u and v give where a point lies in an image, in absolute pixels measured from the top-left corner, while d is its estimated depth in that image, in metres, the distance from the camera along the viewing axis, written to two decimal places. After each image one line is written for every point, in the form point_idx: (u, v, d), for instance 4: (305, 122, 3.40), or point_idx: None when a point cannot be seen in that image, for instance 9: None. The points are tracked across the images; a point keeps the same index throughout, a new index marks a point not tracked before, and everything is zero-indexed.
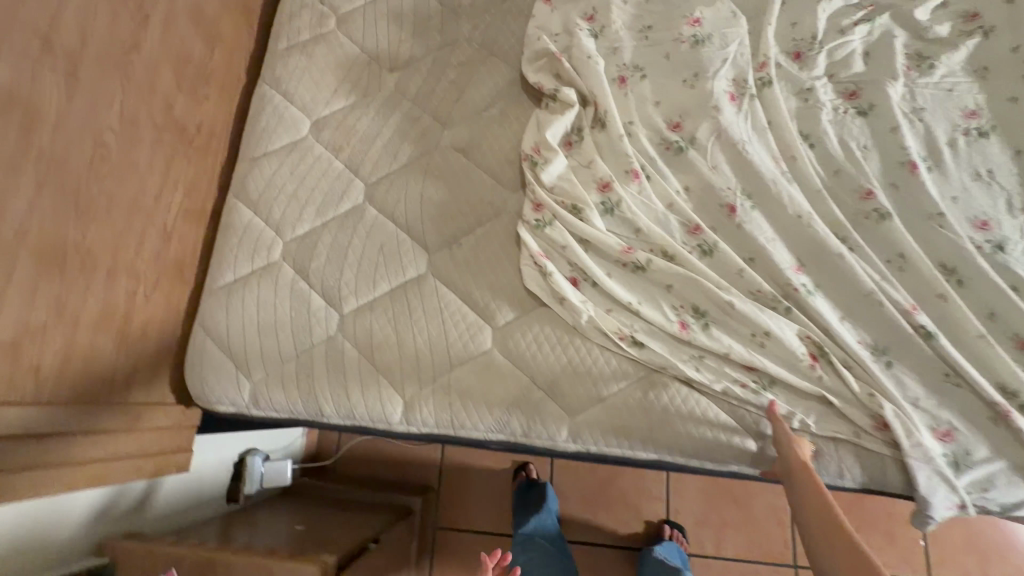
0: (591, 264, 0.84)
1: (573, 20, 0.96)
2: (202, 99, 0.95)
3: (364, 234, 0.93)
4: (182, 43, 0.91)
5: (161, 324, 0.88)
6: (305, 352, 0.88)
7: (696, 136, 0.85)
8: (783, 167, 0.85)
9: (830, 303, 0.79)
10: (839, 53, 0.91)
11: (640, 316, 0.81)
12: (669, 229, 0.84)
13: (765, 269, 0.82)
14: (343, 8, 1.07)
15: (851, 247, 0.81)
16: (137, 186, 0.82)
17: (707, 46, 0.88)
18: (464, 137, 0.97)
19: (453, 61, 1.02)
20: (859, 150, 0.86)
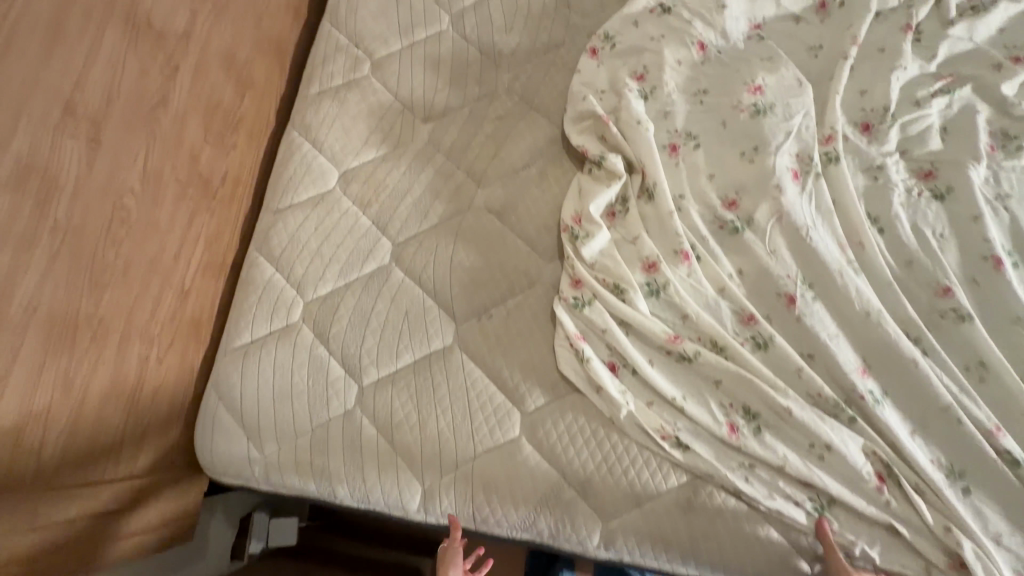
0: (632, 350, 0.78)
1: (622, 78, 0.90)
2: (229, 148, 0.90)
3: (389, 298, 0.88)
4: (212, 91, 0.87)
5: (174, 389, 0.84)
6: (321, 427, 0.83)
7: (755, 217, 0.78)
8: (850, 255, 0.77)
9: (900, 414, 0.72)
10: (914, 127, 0.83)
11: (686, 414, 0.74)
12: (720, 317, 0.77)
13: (826, 370, 0.74)
14: (379, 52, 1.03)
15: (925, 350, 0.73)
16: (157, 246, 0.78)
17: (768, 116, 0.81)
18: (498, 198, 0.91)
19: (491, 114, 0.97)
20: (935, 239, 0.78)
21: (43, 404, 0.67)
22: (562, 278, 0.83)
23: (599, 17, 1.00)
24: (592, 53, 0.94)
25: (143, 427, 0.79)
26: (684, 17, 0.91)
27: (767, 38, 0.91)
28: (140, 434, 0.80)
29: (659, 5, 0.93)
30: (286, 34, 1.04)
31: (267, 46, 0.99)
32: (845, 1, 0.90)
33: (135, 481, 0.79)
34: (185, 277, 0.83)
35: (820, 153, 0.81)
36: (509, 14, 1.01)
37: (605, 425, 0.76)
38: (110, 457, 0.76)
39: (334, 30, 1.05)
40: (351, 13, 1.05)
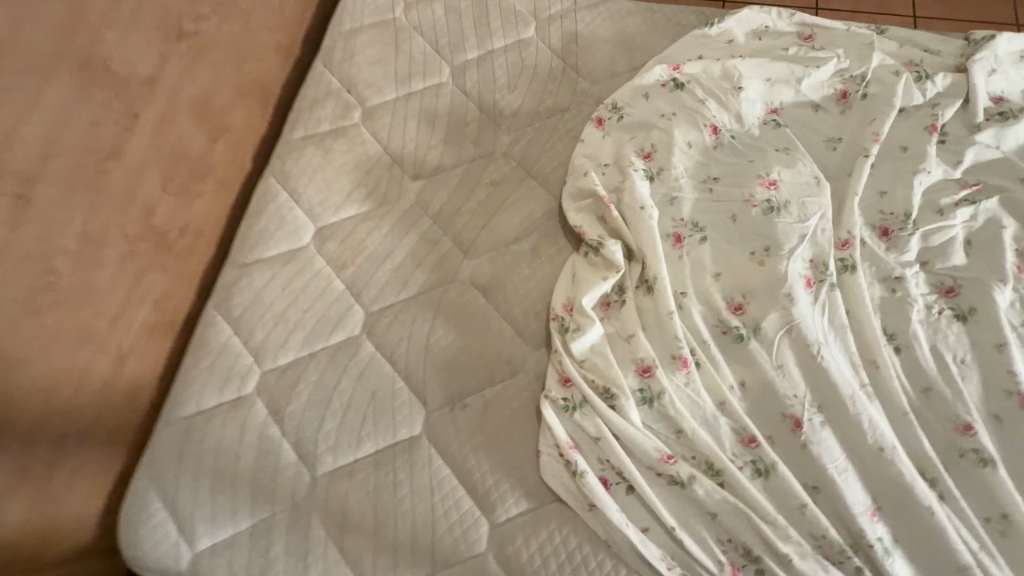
0: (623, 467, 0.69)
1: (627, 155, 0.84)
2: (191, 198, 0.90)
3: (355, 376, 0.80)
4: (177, 142, 0.87)
5: (103, 457, 0.79)
6: (263, 521, 0.73)
7: (762, 326, 0.71)
8: (863, 376, 0.70)
9: (912, 566, 0.64)
10: (936, 238, 0.77)
11: (681, 547, 0.66)
12: (719, 437, 0.69)
13: (831, 506, 0.67)
14: (372, 100, 0.97)
15: (942, 494, 0.66)
16: (91, 310, 0.76)
17: (782, 215, 0.75)
18: (486, 273, 0.84)
19: (485, 178, 0.90)
20: (955, 365, 0.71)
21: None
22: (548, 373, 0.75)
23: (608, 84, 0.94)
24: (598, 123, 0.89)
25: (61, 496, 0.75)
26: (697, 95, 0.86)
27: (783, 125, 0.85)
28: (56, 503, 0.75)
29: (672, 80, 0.88)
30: (273, 79, 1.06)
31: (247, 90, 1.00)
32: (868, 94, 0.85)
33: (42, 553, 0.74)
34: (124, 339, 0.81)
35: (835, 259, 0.75)
36: (513, 73, 0.96)
37: (584, 550, 0.67)
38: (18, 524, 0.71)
39: (327, 72, 0.99)
40: (347, 56, 1.00)
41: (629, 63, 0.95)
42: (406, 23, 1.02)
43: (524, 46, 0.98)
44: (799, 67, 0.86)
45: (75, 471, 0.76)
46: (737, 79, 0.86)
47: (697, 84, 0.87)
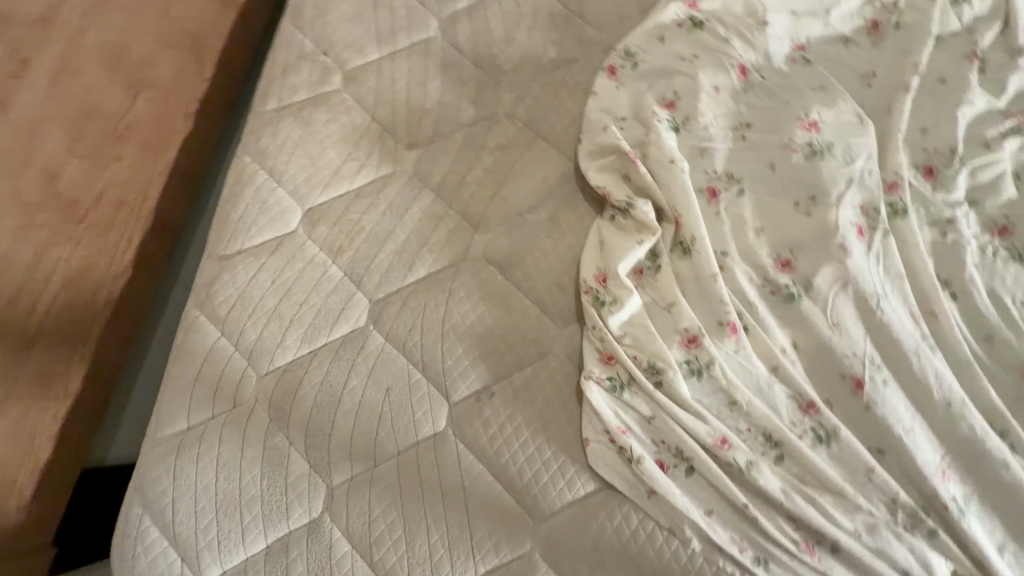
0: (675, 449, 0.63)
1: (649, 105, 0.75)
2: (107, 162, 0.76)
3: (367, 372, 0.71)
4: (84, 96, 0.76)
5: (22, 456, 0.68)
6: (278, 541, 0.65)
7: (814, 282, 0.65)
8: (924, 329, 0.65)
9: (989, 525, 0.60)
10: (984, 174, 0.72)
11: (751, 530, 0.60)
12: (777, 407, 0.63)
13: (901, 469, 0.61)
14: (353, 63, 0.85)
15: (1013, 445, 0.62)
16: None
17: (826, 158, 0.69)
18: (502, 248, 0.75)
19: (490, 142, 0.81)
20: (1016, 308, 0.66)
21: None
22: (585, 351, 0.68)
23: (618, 30, 0.85)
24: (611, 72, 0.79)
25: None
26: (719, 33, 0.78)
27: (813, 62, 0.78)
28: None
29: (690, 19, 0.79)
30: (221, 21, 0.89)
31: (177, 41, 0.83)
32: (901, 22, 0.79)
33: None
34: (34, 320, 0.70)
35: (885, 204, 0.69)
36: (510, 22, 0.86)
37: (642, 540, 0.61)
38: None
39: (298, 34, 0.88)
40: (318, 14, 0.88)
41: (637, 6, 0.86)
42: None
43: None
44: None
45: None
46: (762, 13, 0.78)
47: (718, 22, 0.78)
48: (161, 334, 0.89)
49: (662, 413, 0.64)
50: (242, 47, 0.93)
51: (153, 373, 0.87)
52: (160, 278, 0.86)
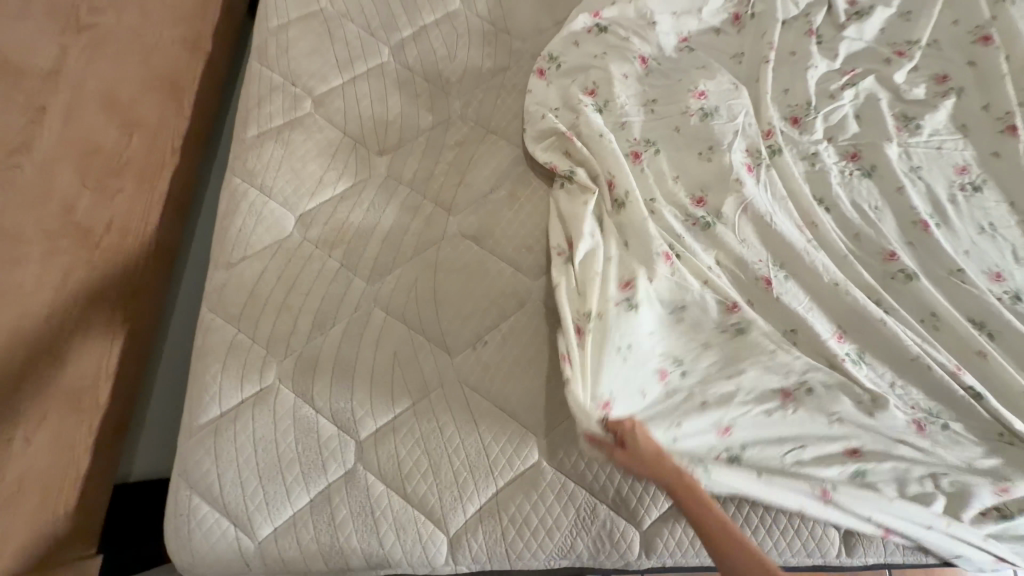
0: (624, 371, 0.76)
1: (575, 95, 0.92)
2: (114, 194, 0.81)
3: (374, 342, 0.82)
4: (90, 132, 0.76)
5: (56, 467, 0.73)
6: (320, 493, 0.74)
7: (723, 212, 0.83)
8: (803, 233, 0.84)
9: (879, 369, 0.79)
10: (833, 117, 0.94)
11: (685, 424, 0.75)
12: (699, 319, 0.80)
13: (807, 342, 0.79)
14: (319, 88, 0.98)
15: (887, 309, 0.80)
16: (20, 309, 0.67)
17: (716, 118, 0.88)
18: (473, 224, 0.89)
19: (449, 141, 0.96)
20: (872, 211, 0.87)
21: None
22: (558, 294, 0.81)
23: (540, 39, 1.03)
24: (541, 75, 0.97)
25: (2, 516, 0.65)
26: (619, 35, 0.97)
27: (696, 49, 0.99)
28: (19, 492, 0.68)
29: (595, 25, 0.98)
30: (189, 66, 0.96)
31: (158, 84, 0.89)
32: (754, 13, 1.00)
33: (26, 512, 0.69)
34: (61, 341, 0.73)
35: (765, 147, 0.89)
36: (450, 42, 1.02)
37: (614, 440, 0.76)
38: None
39: (266, 69, 1.00)
40: (282, 52, 1.00)
41: (552, 18, 1.05)
42: (333, 11, 1.04)
43: (454, 17, 1.04)
44: None
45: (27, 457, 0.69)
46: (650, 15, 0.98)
47: (617, 25, 0.98)
48: (169, 349, 0.95)
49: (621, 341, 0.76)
50: (210, 86, 1.03)
51: (165, 386, 0.94)
52: (162, 296, 0.93)
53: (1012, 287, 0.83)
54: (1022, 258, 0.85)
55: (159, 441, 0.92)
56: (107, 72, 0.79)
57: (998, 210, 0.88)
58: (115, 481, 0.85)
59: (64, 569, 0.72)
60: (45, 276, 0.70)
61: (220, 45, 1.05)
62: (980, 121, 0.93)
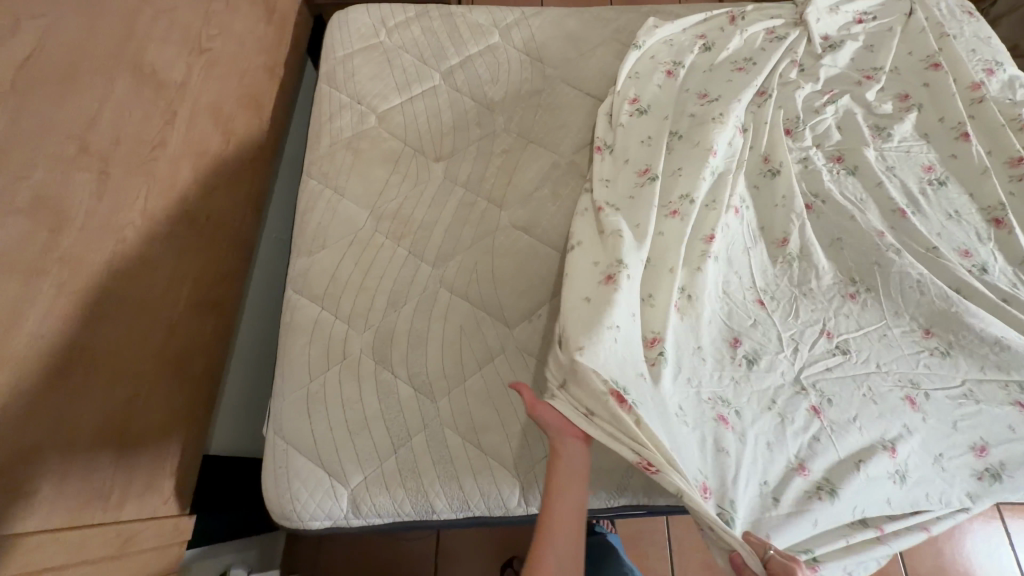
0: (664, 428, 0.73)
1: (630, 178, 1.00)
2: (215, 190, 0.92)
3: (442, 315, 0.93)
4: (202, 138, 0.88)
5: (163, 429, 0.79)
6: (403, 445, 0.83)
7: (725, 254, 0.95)
8: (756, 278, 0.96)
9: (863, 356, 0.89)
10: (819, 128, 1.12)
11: (768, 475, 0.75)
12: (718, 363, 0.84)
13: (805, 343, 0.89)
14: (382, 106, 1.13)
15: (871, 289, 0.96)
16: (151, 278, 0.76)
17: (727, 175, 1.01)
18: (523, 217, 1.03)
19: (496, 150, 1.11)
20: (859, 202, 1.04)
21: (75, 422, 0.64)
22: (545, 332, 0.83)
23: (568, 66, 1.21)
24: (597, 152, 1.06)
25: (124, 462, 0.72)
26: (654, 83, 1.14)
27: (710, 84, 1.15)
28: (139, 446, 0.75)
29: (635, 107, 1.11)
30: (266, 89, 1.11)
31: (247, 102, 1.03)
32: (755, 61, 1.17)
33: (139, 462, 0.74)
34: (177, 313, 0.82)
35: (766, 170, 1.06)
36: (492, 69, 1.19)
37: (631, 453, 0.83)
38: (111, 467, 0.70)
39: (333, 91, 1.14)
40: (348, 77, 1.16)
41: (576, 50, 1.23)
42: (391, 44, 1.21)
43: (495, 49, 1.22)
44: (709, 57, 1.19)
45: (147, 415, 0.76)
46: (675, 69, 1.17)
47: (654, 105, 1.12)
48: (244, 333, 1.05)
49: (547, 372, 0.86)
50: (280, 107, 1.17)
51: (240, 367, 1.02)
52: (243, 285, 1.03)
53: (978, 261, 0.99)
54: (984, 238, 1.01)
55: (236, 417, 1.00)
56: (215, 89, 0.92)
57: (960, 200, 1.05)
58: (207, 448, 0.92)
59: (159, 521, 0.77)
60: (169, 255, 0.80)
61: (286, 74, 1.20)
62: (937, 130, 1.12)
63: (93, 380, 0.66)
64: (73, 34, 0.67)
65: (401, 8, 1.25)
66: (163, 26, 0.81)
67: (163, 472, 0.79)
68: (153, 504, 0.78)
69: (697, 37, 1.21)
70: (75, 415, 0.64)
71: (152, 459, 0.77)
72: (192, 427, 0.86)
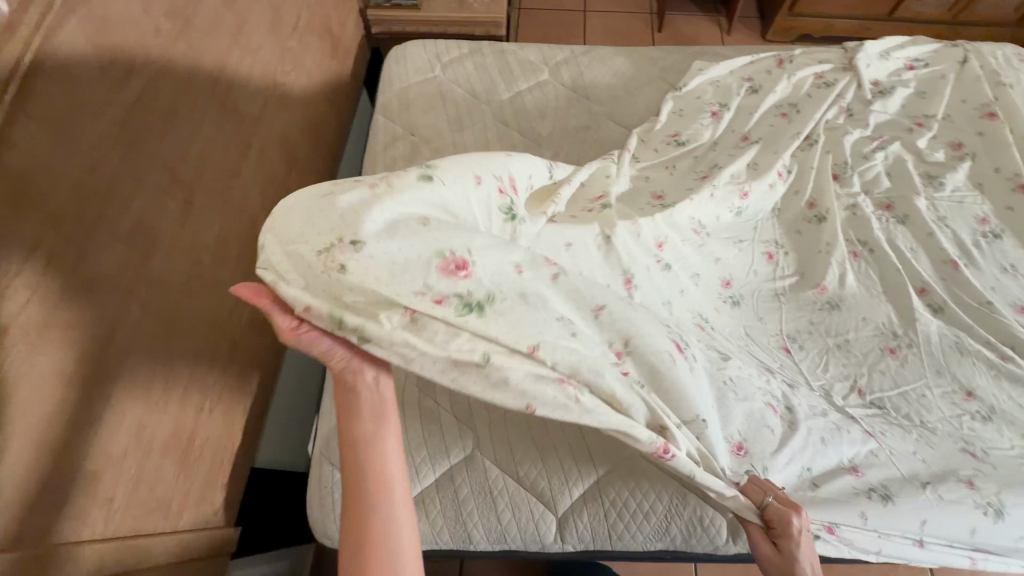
0: (680, 399, 0.67)
1: (642, 200, 0.97)
2: (278, 214, 0.97)
3: None
4: (270, 166, 0.94)
5: (219, 442, 0.83)
6: (444, 474, 0.83)
7: (743, 294, 0.99)
8: (785, 326, 0.96)
9: (913, 401, 0.89)
10: (868, 174, 1.12)
11: (816, 464, 0.78)
12: (763, 369, 0.86)
13: (843, 363, 0.93)
14: (434, 138, 1.18)
15: (912, 343, 0.94)
16: (220, 298, 0.81)
17: (742, 219, 1.05)
18: None
19: None
20: (909, 251, 1.03)
21: (149, 434, 0.68)
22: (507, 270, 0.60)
23: (614, 104, 1.24)
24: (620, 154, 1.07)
25: (185, 474, 0.75)
26: (696, 121, 1.16)
27: (755, 127, 1.17)
28: (198, 458, 0.78)
29: (675, 141, 1.13)
30: (327, 119, 1.17)
31: (309, 132, 1.09)
32: (799, 110, 1.18)
33: (198, 473, 0.78)
34: (237, 331, 0.86)
35: (812, 215, 1.06)
36: (541, 105, 1.23)
37: (668, 498, 0.81)
38: (175, 477, 0.73)
39: (389, 122, 1.20)
40: (403, 109, 1.21)
41: (623, 88, 1.26)
42: (444, 78, 1.26)
43: (543, 85, 1.26)
44: (754, 99, 1.20)
45: (207, 428, 0.80)
46: (718, 108, 1.19)
47: (695, 141, 1.14)
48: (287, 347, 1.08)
49: (374, 326, 0.52)
50: (337, 136, 1.23)
51: (284, 384, 1.07)
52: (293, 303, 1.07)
53: None
54: None
55: (276, 435, 1.04)
56: (283, 121, 0.98)
57: (1017, 254, 1.03)
58: (253, 463, 0.95)
59: (210, 532, 0.81)
60: (234, 276, 0.85)
61: (344, 104, 1.26)
62: (993, 180, 1.10)
63: (161, 397, 0.70)
64: (182, 71, 0.71)
65: (455, 45, 1.31)
66: (248, 62, 0.87)
67: (218, 485, 0.83)
68: (207, 514, 0.81)
69: (744, 79, 1.23)
70: (148, 428, 0.68)
71: (209, 471, 0.81)
72: (244, 441, 0.89)
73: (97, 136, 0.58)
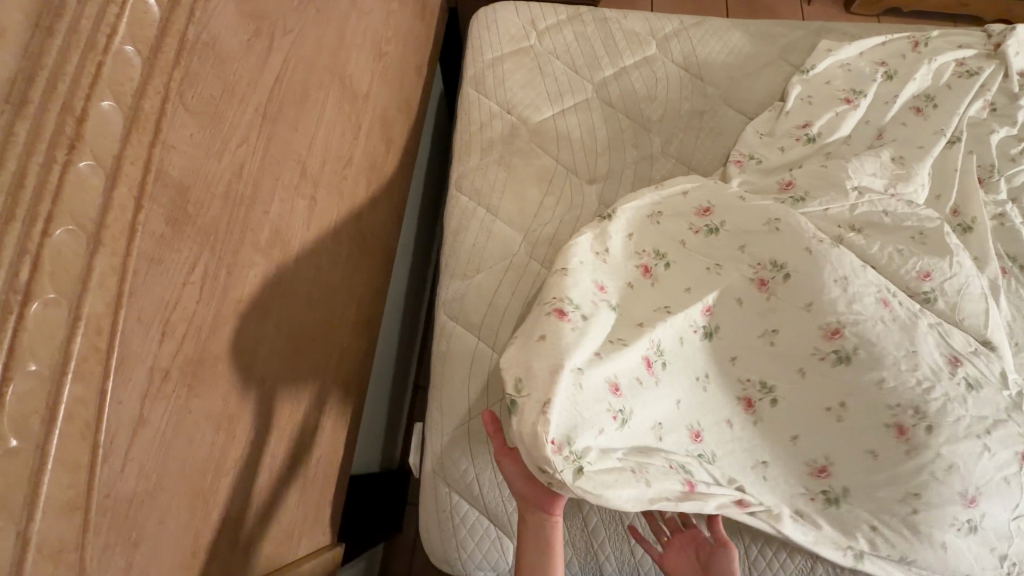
0: (743, 444, 0.71)
1: (770, 188, 0.94)
2: (377, 204, 0.87)
3: None
4: (374, 150, 0.83)
5: (328, 458, 0.76)
6: (570, 500, 0.77)
7: (944, 287, 0.79)
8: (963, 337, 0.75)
9: None
10: (1017, 179, 1.01)
11: (927, 490, 0.65)
12: (932, 376, 0.68)
13: None
14: (534, 118, 1.06)
15: None
16: (333, 304, 0.72)
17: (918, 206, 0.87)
18: None
19: (655, 175, 1.03)
20: None
21: (278, 461, 0.61)
22: (637, 388, 0.65)
23: (731, 87, 1.11)
24: (736, 164, 1.00)
25: (302, 497, 0.69)
26: (829, 111, 1.03)
27: (891, 119, 1.05)
28: (312, 477, 0.72)
29: (805, 132, 1.01)
30: (416, 92, 1.04)
31: (402, 108, 0.97)
32: (936, 104, 1.05)
33: (311, 494, 0.71)
34: (345, 339, 0.78)
35: (956, 223, 0.96)
36: (650, 84, 1.10)
37: None
38: (295, 504, 0.66)
39: (482, 98, 1.07)
40: (498, 82, 1.08)
41: (741, 69, 1.13)
42: (542, 48, 1.12)
43: (652, 61, 1.13)
44: (891, 86, 1.08)
45: (318, 446, 0.72)
46: (852, 95, 1.06)
47: (829, 134, 1.01)
48: (381, 342, 1.04)
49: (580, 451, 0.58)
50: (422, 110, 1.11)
51: (374, 388, 1.02)
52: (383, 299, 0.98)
53: None
54: None
55: (366, 438, 0.99)
56: (384, 98, 0.86)
57: None
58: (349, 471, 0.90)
59: (323, 554, 0.74)
60: (343, 279, 0.75)
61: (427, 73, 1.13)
62: None
63: (285, 421, 0.62)
64: (312, 44, 0.60)
65: (552, 9, 1.16)
66: (361, 31, 0.75)
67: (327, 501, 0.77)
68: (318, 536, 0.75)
69: (878, 63, 1.10)
70: (277, 456, 0.60)
71: (321, 490, 0.74)
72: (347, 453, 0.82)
73: (244, 132, 0.48)
